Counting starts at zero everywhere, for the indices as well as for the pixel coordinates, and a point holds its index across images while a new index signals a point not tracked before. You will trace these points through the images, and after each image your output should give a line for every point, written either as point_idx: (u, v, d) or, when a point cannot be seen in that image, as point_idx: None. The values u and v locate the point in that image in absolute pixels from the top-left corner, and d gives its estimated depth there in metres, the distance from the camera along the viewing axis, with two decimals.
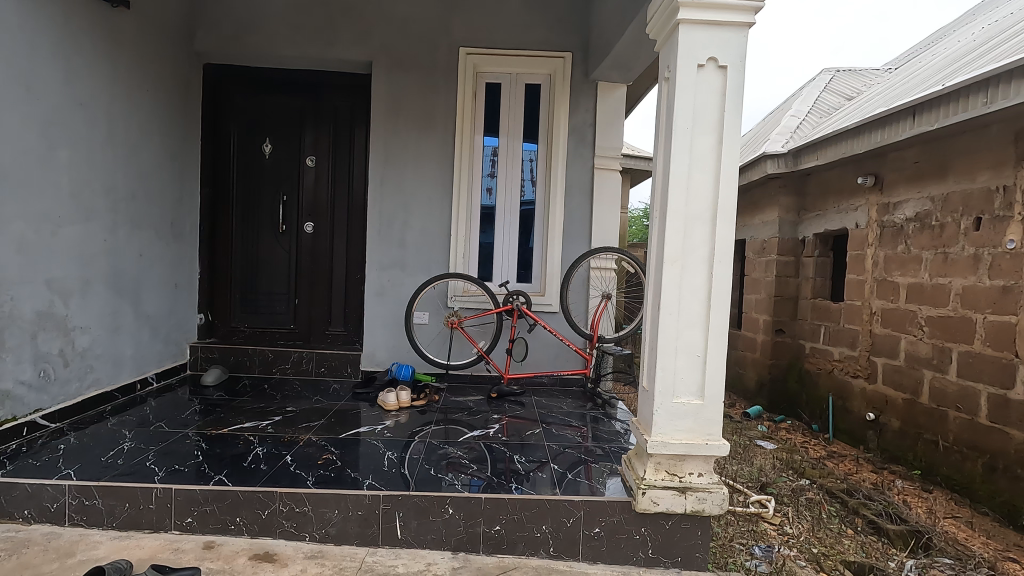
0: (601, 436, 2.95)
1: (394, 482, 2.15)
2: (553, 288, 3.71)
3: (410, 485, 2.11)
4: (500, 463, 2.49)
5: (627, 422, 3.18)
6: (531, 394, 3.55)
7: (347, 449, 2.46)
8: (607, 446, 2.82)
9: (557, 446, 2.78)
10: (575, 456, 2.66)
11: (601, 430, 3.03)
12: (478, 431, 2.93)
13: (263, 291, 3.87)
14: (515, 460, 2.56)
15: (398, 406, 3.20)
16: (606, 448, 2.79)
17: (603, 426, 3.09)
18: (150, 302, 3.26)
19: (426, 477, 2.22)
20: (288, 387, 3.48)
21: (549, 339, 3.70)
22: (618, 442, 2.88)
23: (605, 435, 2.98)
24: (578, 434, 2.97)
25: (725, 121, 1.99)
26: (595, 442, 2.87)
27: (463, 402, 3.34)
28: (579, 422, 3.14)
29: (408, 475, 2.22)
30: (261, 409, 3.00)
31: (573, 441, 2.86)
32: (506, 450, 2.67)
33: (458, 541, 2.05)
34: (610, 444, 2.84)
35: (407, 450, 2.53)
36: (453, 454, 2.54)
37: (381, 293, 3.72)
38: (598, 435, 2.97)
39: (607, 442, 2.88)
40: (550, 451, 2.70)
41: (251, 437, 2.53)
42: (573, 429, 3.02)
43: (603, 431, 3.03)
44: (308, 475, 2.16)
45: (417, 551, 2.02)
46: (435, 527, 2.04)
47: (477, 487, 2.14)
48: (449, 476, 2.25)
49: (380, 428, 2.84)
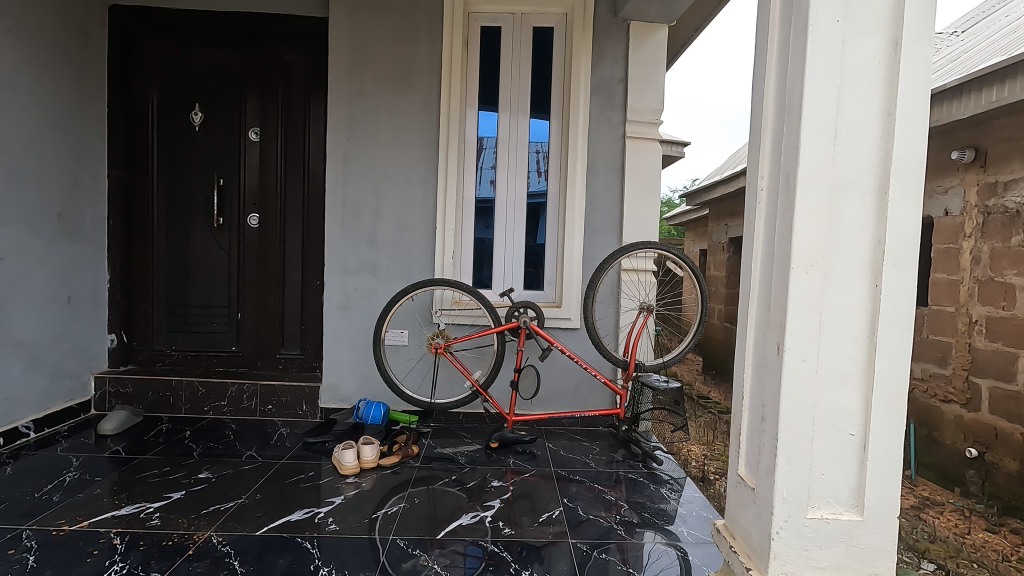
0: (652, 524, 1.97)
1: None
2: (571, 297, 2.81)
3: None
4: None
5: (687, 497, 2.19)
6: (545, 441, 2.65)
7: (261, 564, 1.56)
8: (661, 541, 1.86)
9: (588, 544, 1.81)
10: (616, 566, 1.70)
11: (649, 512, 2.06)
12: (470, 511, 2.00)
13: (197, 303, 2.99)
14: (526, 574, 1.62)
15: (360, 466, 2.26)
16: (659, 546, 1.83)
17: (651, 506, 2.11)
18: (25, 324, 2.37)
19: None
20: (221, 432, 2.61)
21: (566, 365, 2.80)
22: (676, 535, 1.91)
23: (655, 521, 2.00)
24: (616, 519, 1.99)
25: (907, 5, 1.08)
26: (643, 535, 1.89)
27: (453, 457, 2.43)
28: (616, 496, 2.17)
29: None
30: (162, 475, 2.11)
31: (609, 534, 1.89)
32: (509, 553, 1.72)
33: None
34: (665, 538, 1.89)
35: (354, 562, 1.61)
36: (428, 566, 1.61)
37: (346, 305, 2.83)
38: (646, 521, 2.00)
39: (660, 533, 1.92)
40: (575, 559, 1.72)
41: (116, 540, 1.65)
42: (608, 511, 2.05)
43: (653, 514, 2.05)
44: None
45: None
46: None
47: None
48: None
49: (325, 508, 1.92)
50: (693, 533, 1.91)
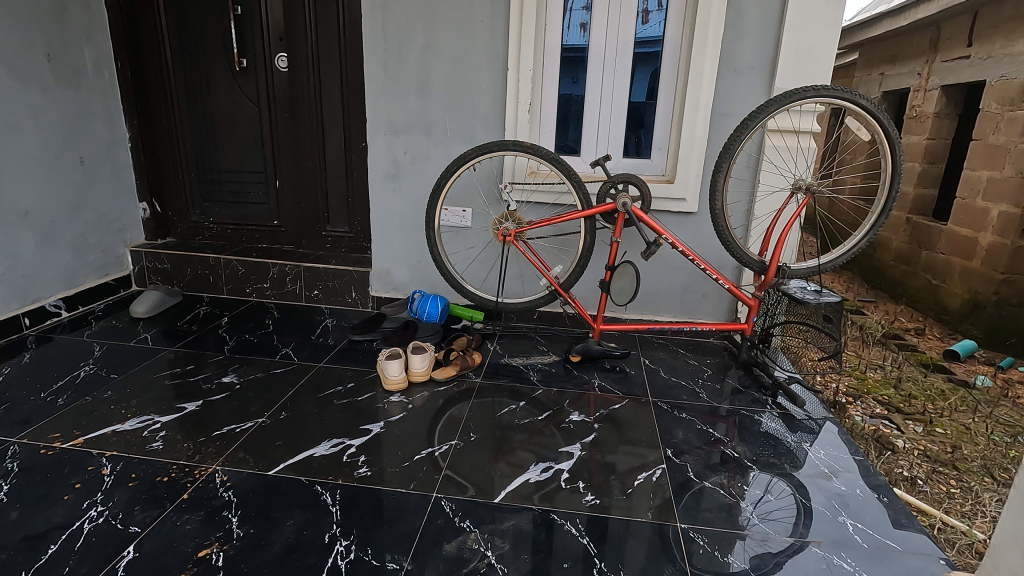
0: (785, 501, 1.36)
1: None
2: (690, 169, 2.05)
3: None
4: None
5: (845, 462, 1.53)
6: (641, 356, 2.10)
7: (264, 525, 1.19)
8: (793, 536, 1.24)
9: (702, 535, 1.25)
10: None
11: (787, 484, 1.44)
12: (546, 462, 1.48)
13: (229, 168, 2.54)
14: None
15: (408, 380, 1.83)
16: (791, 546, 1.22)
17: (788, 473, 1.48)
18: (25, 188, 2.01)
19: None
20: (261, 320, 2.28)
21: (675, 260, 2.13)
22: (814, 530, 1.26)
23: (790, 499, 1.37)
24: (735, 492, 1.39)
25: None
26: (757, 527, 1.28)
27: (523, 373, 1.95)
28: (739, 453, 1.56)
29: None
30: (183, 376, 1.80)
31: (730, 519, 1.30)
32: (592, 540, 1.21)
33: None
34: (799, 532, 1.26)
35: (381, 535, 1.18)
36: (477, 554, 1.15)
37: (395, 175, 2.26)
38: (766, 496, 1.38)
39: (790, 519, 1.30)
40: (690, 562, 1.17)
41: (106, 468, 1.34)
42: (732, 478, 1.45)
43: (795, 489, 1.41)
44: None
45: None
46: None
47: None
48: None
49: (359, 440, 1.51)
50: (862, 529, 1.27)
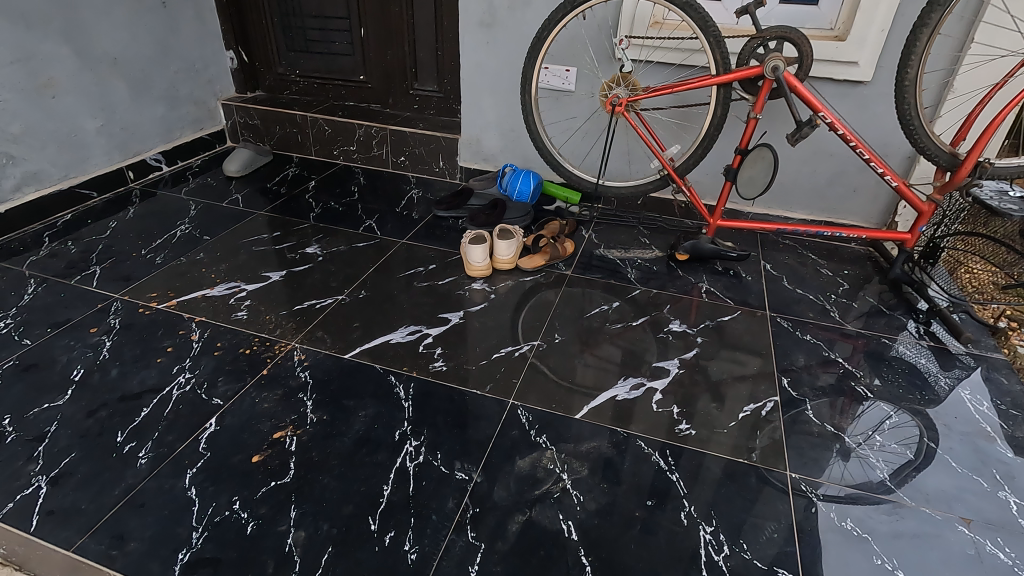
0: (924, 464, 1.12)
1: None
2: (874, 19, 1.53)
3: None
4: (674, 539, 0.96)
5: (1013, 419, 1.24)
6: (761, 258, 1.79)
7: (338, 414, 1.16)
8: (931, 508, 1.03)
9: (815, 489, 1.06)
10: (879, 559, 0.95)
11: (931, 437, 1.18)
12: (638, 376, 1.31)
13: (312, 11, 2.30)
14: (711, 523, 0.99)
15: (492, 266, 1.68)
16: (926, 519, 1.01)
17: (932, 425, 1.21)
18: (110, 33, 1.92)
19: None
20: (347, 186, 2.18)
21: (826, 144, 1.71)
22: (960, 504, 1.04)
23: (930, 457, 1.13)
24: (861, 440, 1.17)
25: None
26: (854, 474, 1.09)
27: (619, 269, 1.73)
28: (873, 394, 1.29)
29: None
30: (270, 242, 1.78)
31: (851, 472, 1.10)
32: (680, 478, 1.07)
33: None
34: (939, 504, 1.04)
35: (450, 443, 1.11)
36: (552, 475, 1.05)
37: (489, 23, 1.92)
38: (883, 442, 1.17)
39: (904, 474, 1.10)
40: (796, 521, 1.00)
41: (195, 334, 1.36)
42: (857, 423, 1.21)
43: (941, 448, 1.16)
44: (194, 535, 0.91)
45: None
46: None
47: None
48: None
49: (436, 330, 1.42)
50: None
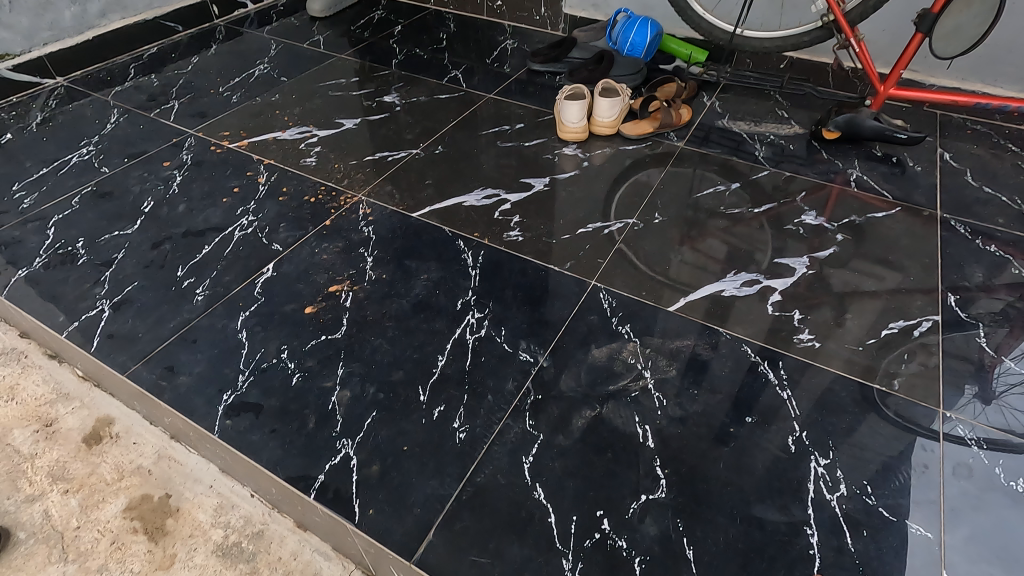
0: None
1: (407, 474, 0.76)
2: None
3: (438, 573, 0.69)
4: (774, 465, 0.79)
5: None
6: (938, 145, 1.39)
7: (398, 275, 1.04)
8: None
9: (977, 437, 0.82)
10: None
11: None
12: (754, 272, 1.07)
13: None
14: (824, 455, 0.80)
15: (589, 130, 1.43)
16: None
17: None
18: None
19: (496, 483, 0.76)
20: (436, 33, 1.94)
21: None
22: None
23: None
24: None
25: None
26: None
27: (744, 145, 1.41)
28: None
29: (461, 480, 0.76)
30: (347, 89, 1.62)
31: None
32: (792, 396, 0.87)
33: None
34: None
35: (517, 320, 0.97)
36: (632, 372, 0.89)
37: None
38: None
39: None
40: (943, 469, 0.79)
41: (262, 177, 1.27)
42: None
43: None
44: (240, 378, 0.87)
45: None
46: None
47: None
48: (573, 533, 0.72)
49: (516, 196, 1.23)
50: None
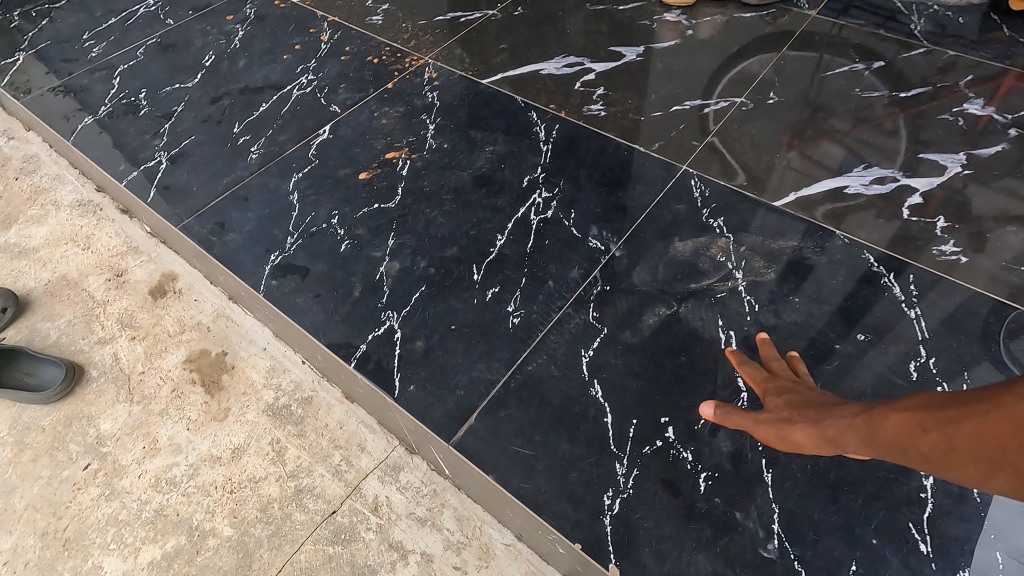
0: None
1: (452, 354, 0.71)
2: None
3: (477, 458, 0.64)
4: (885, 392, 0.65)
5: None
6: None
7: (461, 145, 0.94)
8: None
9: None
10: None
11: None
12: (892, 168, 0.86)
13: None
14: (954, 388, 0.66)
15: None
16: None
17: None
18: None
19: (548, 372, 0.68)
20: None
21: None
22: None
23: None
24: None
25: None
26: None
27: (898, 14, 1.13)
28: None
29: (509, 367, 0.69)
30: None
31: None
32: (921, 316, 0.71)
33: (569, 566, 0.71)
34: None
35: (589, 203, 0.85)
36: (720, 271, 0.76)
37: None
38: None
39: None
40: None
41: (325, 35, 1.16)
42: None
43: None
44: (289, 240, 0.82)
45: (487, 551, 0.75)
46: (515, 517, 0.69)
47: (671, 567, 0.56)
48: (631, 437, 0.64)
49: (603, 66, 1.06)
50: None
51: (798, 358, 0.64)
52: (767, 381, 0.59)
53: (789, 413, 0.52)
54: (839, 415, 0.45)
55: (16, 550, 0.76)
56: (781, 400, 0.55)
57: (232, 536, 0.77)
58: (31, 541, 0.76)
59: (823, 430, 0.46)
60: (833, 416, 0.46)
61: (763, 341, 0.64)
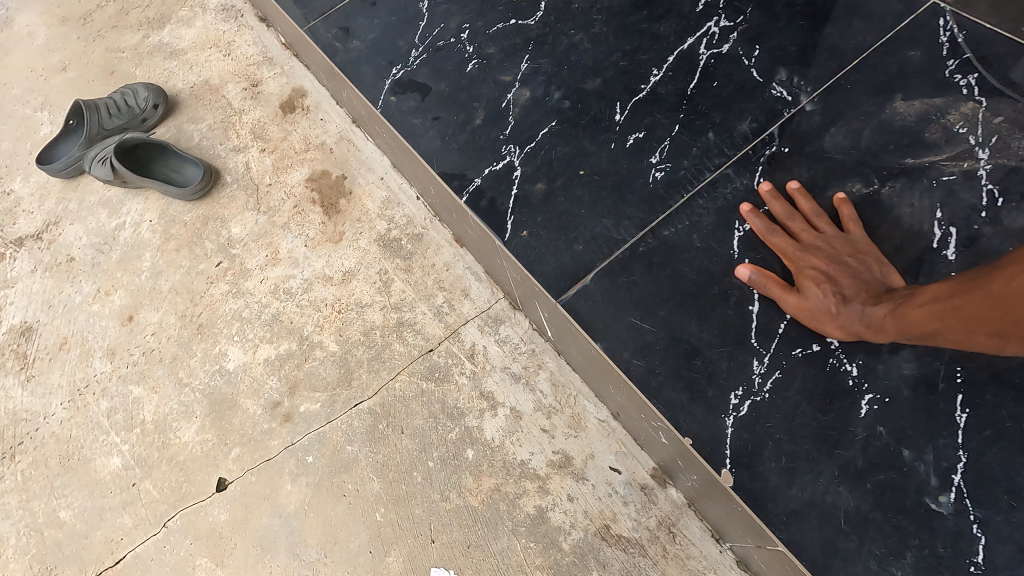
0: None
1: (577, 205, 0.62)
2: None
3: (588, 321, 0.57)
4: None
5: None
6: None
7: None
8: None
9: None
10: None
11: None
12: None
13: None
14: None
15: None
16: None
17: None
18: None
19: (690, 242, 0.59)
20: None
21: None
22: None
23: None
24: None
25: None
26: None
27: None
28: None
29: (642, 229, 0.60)
30: None
31: None
32: None
33: (666, 459, 0.65)
34: None
35: (781, 40, 0.66)
36: (953, 147, 0.58)
37: None
38: None
39: None
40: None
41: None
42: None
43: None
44: (413, 54, 0.73)
45: (580, 422, 0.71)
46: (618, 395, 0.63)
47: None
48: (779, 333, 0.55)
49: None
50: None
51: (841, 200, 0.57)
52: (796, 255, 0.55)
53: (834, 302, 0.52)
54: (872, 307, 0.50)
55: (161, 325, 0.83)
56: (820, 282, 0.53)
57: (337, 352, 0.79)
58: (173, 320, 0.84)
59: (862, 323, 0.50)
60: (871, 309, 0.50)
61: (770, 196, 0.59)
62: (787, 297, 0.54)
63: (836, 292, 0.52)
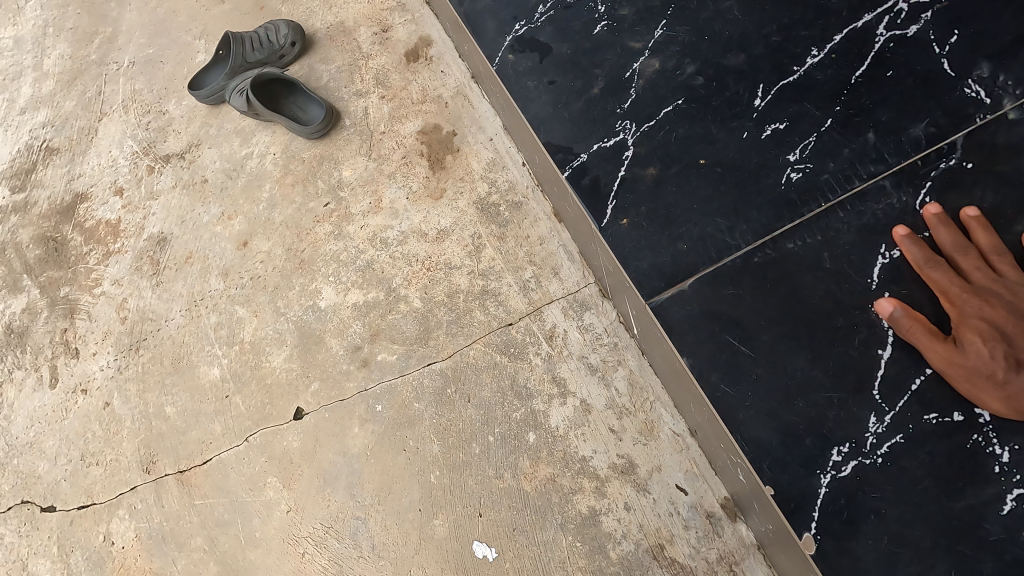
0: None
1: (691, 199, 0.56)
2: None
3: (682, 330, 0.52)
4: None
5: None
6: None
7: None
8: None
9: None
10: None
11: None
12: None
13: None
14: None
15: None
16: None
17: None
18: None
19: (819, 264, 0.52)
20: None
21: None
22: None
23: None
24: None
25: None
26: None
27: None
28: None
29: (763, 236, 0.53)
30: None
31: None
32: None
33: (741, 493, 0.59)
34: None
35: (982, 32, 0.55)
36: None
37: None
38: None
39: None
40: None
41: None
42: None
43: None
44: (539, 10, 0.68)
45: (652, 431, 0.67)
46: (700, 415, 0.57)
47: None
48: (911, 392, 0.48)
49: None
50: None
51: None
52: (960, 297, 0.47)
53: (999, 365, 0.44)
54: None
55: (269, 255, 0.88)
56: (983, 337, 0.45)
57: (420, 309, 0.79)
58: (281, 252, 0.88)
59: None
60: None
61: (937, 223, 0.50)
62: (935, 346, 0.47)
63: (1005, 353, 0.45)
